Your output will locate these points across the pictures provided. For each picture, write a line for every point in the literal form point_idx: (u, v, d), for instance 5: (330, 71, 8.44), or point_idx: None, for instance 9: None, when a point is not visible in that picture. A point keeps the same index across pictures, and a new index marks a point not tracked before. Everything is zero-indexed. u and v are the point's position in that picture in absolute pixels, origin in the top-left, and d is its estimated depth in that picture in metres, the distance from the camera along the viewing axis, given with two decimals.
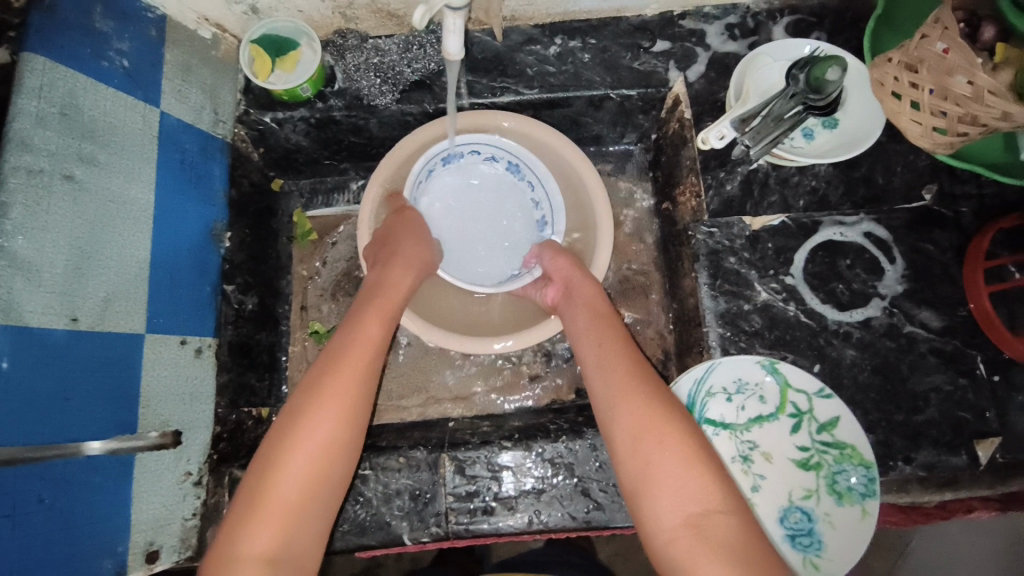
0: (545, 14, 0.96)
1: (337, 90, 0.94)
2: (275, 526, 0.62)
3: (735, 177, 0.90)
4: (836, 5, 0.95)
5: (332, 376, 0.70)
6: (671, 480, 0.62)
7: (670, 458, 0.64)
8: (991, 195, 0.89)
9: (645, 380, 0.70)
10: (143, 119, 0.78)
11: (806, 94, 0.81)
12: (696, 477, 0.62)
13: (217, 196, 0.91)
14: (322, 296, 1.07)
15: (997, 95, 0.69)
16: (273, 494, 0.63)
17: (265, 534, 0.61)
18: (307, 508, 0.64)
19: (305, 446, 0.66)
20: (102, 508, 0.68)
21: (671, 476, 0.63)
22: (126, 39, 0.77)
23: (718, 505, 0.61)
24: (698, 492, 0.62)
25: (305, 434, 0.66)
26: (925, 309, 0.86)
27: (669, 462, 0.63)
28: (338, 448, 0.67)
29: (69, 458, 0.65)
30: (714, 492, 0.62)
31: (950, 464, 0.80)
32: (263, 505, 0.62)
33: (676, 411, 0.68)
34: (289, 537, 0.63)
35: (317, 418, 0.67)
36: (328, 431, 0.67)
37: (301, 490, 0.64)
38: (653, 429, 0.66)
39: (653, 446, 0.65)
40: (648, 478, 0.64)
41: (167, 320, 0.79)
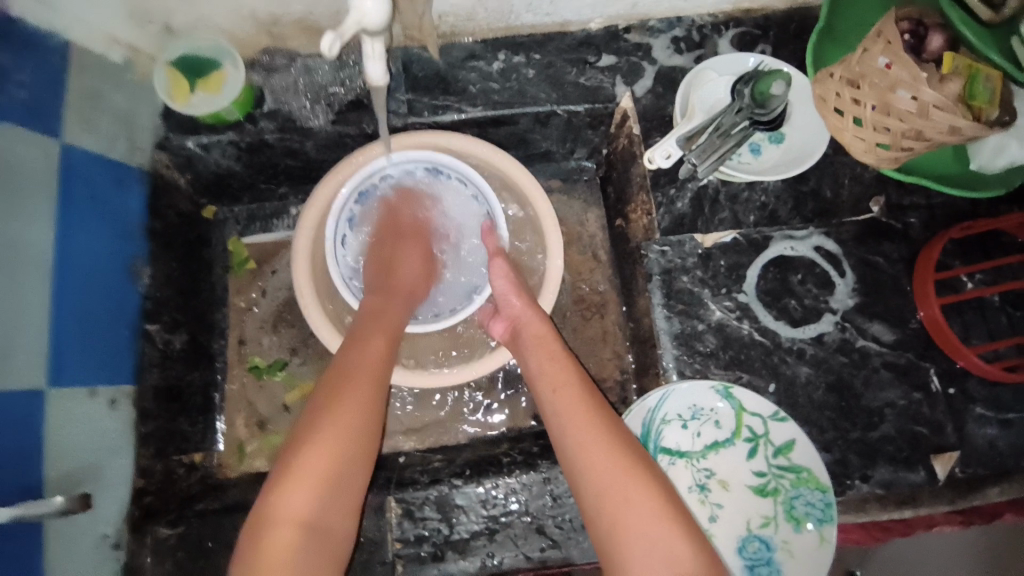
0: (486, 29, 0.92)
1: (268, 112, 0.88)
2: (313, 487, 0.59)
3: (685, 195, 0.87)
4: (780, 17, 0.95)
5: (339, 388, 0.66)
6: (640, 544, 0.58)
7: (635, 517, 0.59)
8: (939, 206, 0.89)
9: (610, 429, 0.66)
10: (43, 153, 0.71)
11: (753, 108, 0.83)
12: (664, 540, 0.58)
13: (134, 231, 0.84)
14: (262, 328, 1.01)
15: (942, 110, 0.69)
16: (306, 461, 0.60)
17: (301, 495, 0.58)
18: (343, 479, 0.61)
19: (337, 421, 0.63)
20: None
21: (637, 532, 0.58)
22: (26, 68, 0.70)
23: (688, 565, 0.57)
24: (667, 549, 0.57)
25: (336, 409, 0.64)
26: (877, 323, 0.85)
27: (636, 517, 0.59)
28: (368, 426, 0.65)
29: None
30: (682, 549, 0.57)
31: (907, 480, 0.80)
32: (299, 470, 0.59)
33: (641, 464, 0.63)
34: (324, 505, 0.59)
35: (346, 399, 0.65)
36: (359, 411, 0.65)
37: (336, 458, 0.61)
38: (618, 480, 0.61)
39: (618, 499, 0.60)
40: (616, 530, 0.59)
41: (75, 371, 0.73)
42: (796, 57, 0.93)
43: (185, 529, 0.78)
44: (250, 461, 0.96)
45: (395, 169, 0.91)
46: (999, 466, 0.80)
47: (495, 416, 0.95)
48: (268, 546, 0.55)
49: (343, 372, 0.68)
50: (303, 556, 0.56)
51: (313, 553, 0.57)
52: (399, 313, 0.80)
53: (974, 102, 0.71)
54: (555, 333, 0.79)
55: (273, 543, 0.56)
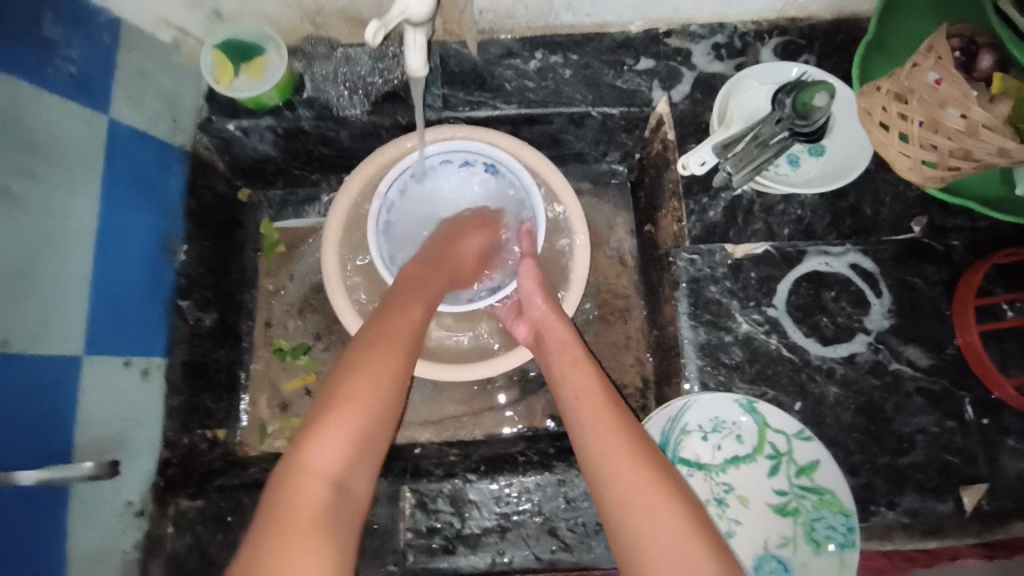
0: (526, 27, 0.92)
1: (306, 100, 0.90)
2: (344, 442, 0.57)
3: (719, 204, 0.86)
4: (827, 28, 0.92)
5: (377, 349, 0.64)
6: (665, 557, 0.56)
7: (655, 529, 0.58)
8: (984, 229, 0.86)
9: (631, 437, 0.65)
10: (90, 129, 0.73)
11: (793, 119, 0.81)
12: (687, 554, 0.56)
13: (172, 208, 0.86)
14: (287, 311, 1.02)
15: (992, 130, 0.66)
16: (336, 415, 0.58)
17: (333, 448, 0.56)
18: (370, 440, 0.59)
19: (371, 378, 0.61)
20: (37, 540, 0.62)
21: (661, 545, 0.57)
22: (76, 44, 0.72)
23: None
24: (692, 567, 0.55)
25: (370, 367, 0.62)
26: (912, 346, 0.82)
27: (656, 529, 0.58)
28: (396, 390, 0.63)
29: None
30: (709, 567, 0.55)
31: (936, 511, 0.77)
32: (331, 425, 0.57)
33: (664, 472, 0.62)
34: (353, 463, 0.56)
35: (379, 360, 0.63)
36: (390, 372, 0.63)
37: (368, 416, 0.59)
38: (644, 492, 0.60)
39: (639, 514, 0.59)
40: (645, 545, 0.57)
41: (109, 341, 0.74)
42: (840, 70, 0.91)
43: (205, 503, 0.80)
44: (270, 440, 0.97)
45: (458, 154, 0.92)
46: None
47: (513, 414, 0.95)
48: (296, 497, 0.52)
49: (377, 332, 0.67)
50: (331, 512, 0.53)
51: (341, 512, 0.54)
52: (436, 286, 0.77)
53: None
54: (578, 340, 0.78)
55: (301, 496, 0.53)
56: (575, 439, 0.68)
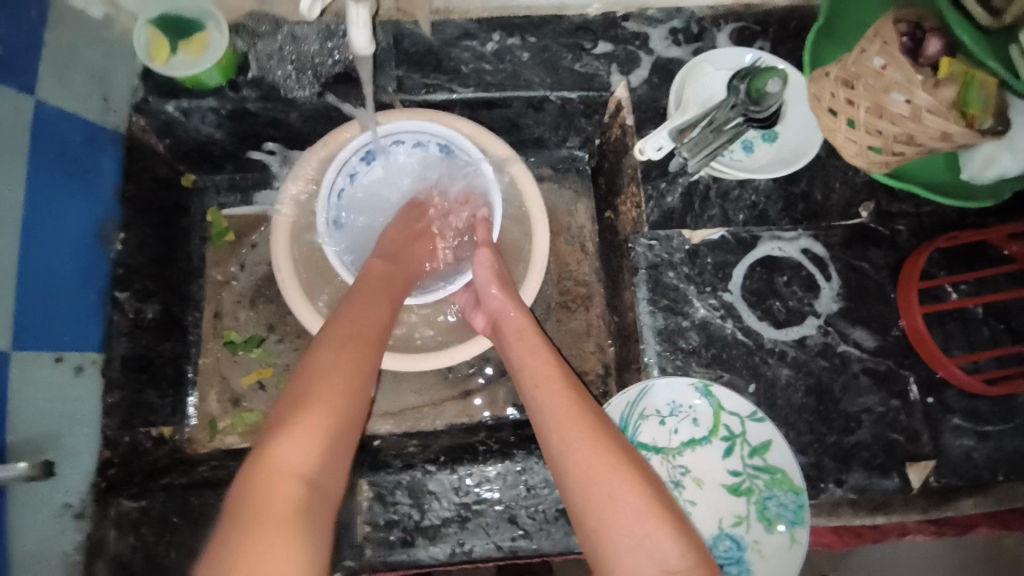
0: (482, 7, 0.90)
1: (252, 80, 0.85)
2: (314, 440, 0.56)
3: (676, 189, 0.87)
4: (780, 14, 0.93)
5: (347, 342, 0.65)
6: (626, 540, 0.56)
7: (620, 513, 0.58)
8: (927, 214, 0.89)
9: (592, 421, 0.65)
10: (17, 107, 0.68)
11: (747, 105, 0.81)
12: (651, 535, 0.56)
13: (107, 194, 0.81)
14: (239, 303, 0.98)
15: (935, 115, 0.68)
16: (310, 410, 0.58)
17: (303, 443, 0.55)
18: (341, 440, 0.58)
19: (339, 380, 0.61)
20: None
21: (625, 527, 0.57)
22: (1, 20, 0.67)
23: (677, 566, 0.55)
24: (654, 545, 0.55)
25: (336, 368, 0.62)
26: (859, 328, 0.85)
27: (620, 513, 0.58)
28: (366, 391, 0.63)
29: None
30: (670, 548, 0.55)
31: (881, 487, 0.80)
32: (298, 422, 0.57)
33: (628, 456, 0.62)
34: (324, 457, 0.56)
35: (348, 356, 0.64)
36: (357, 371, 0.63)
37: (336, 413, 0.59)
38: (603, 477, 0.60)
39: (601, 495, 0.59)
40: (609, 529, 0.57)
41: (41, 335, 0.70)
42: (794, 57, 0.92)
43: (149, 502, 0.76)
44: (220, 437, 0.93)
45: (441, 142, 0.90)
46: (973, 478, 0.81)
47: (474, 403, 0.94)
48: (268, 497, 0.50)
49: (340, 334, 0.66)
50: (305, 510, 0.51)
51: (315, 510, 0.52)
52: (401, 280, 0.79)
53: (968, 109, 0.69)
54: (536, 327, 0.77)
55: (273, 494, 0.51)
56: (534, 425, 0.68)
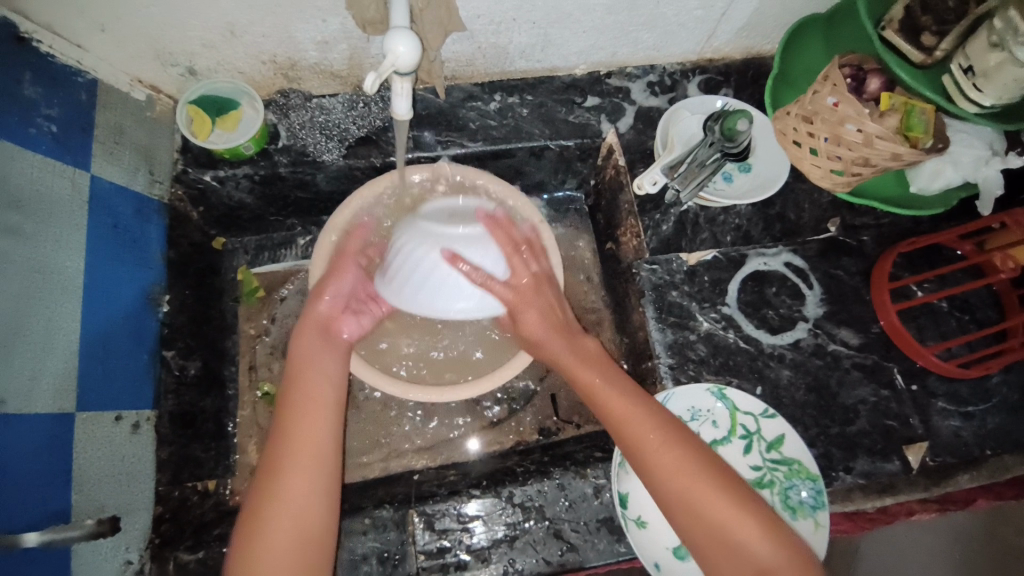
0: (485, 73, 1.02)
1: (282, 147, 0.94)
2: (288, 510, 0.67)
3: (669, 219, 0.98)
4: (739, 65, 1.09)
5: (296, 405, 0.74)
6: (741, 554, 0.64)
7: (733, 530, 0.65)
8: (887, 224, 1.01)
9: (680, 443, 0.70)
10: (73, 184, 0.75)
11: (723, 143, 0.91)
12: (762, 548, 0.64)
13: (153, 259, 0.87)
14: (271, 355, 1.01)
15: (884, 140, 0.80)
16: (279, 487, 0.68)
17: (273, 523, 0.66)
18: (307, 498, 0.68)
19: (300, 507, 0.67)
20: None
21: (723, 534, 0.65)
22: (55, 104, 0.75)
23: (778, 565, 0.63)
24: (750, 552, 0.64)
25: (289, 440, 0.71)
26: (844, 328, 0.95)
27: (731, 527, 0.65)
28: (326, 439, 0.72)
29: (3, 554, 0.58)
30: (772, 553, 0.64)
31: (885, 470, 0.88)
32: (264, 505, 0.67)
33: (717, 470, 0.69)
34: (303, 514, 0.67)
35: (301, 422, 0.72)
36: (314, 431, 0.72)
37: (299, 480, 0.68)
38: (708, 501, 0.66)
39: (710, 521, 0.66)
40: (712, 534, 0.65)
41: (100, 396, 0.73)
42: (756, 99, 1.07)
43: (206, 553, 0.77)
44: None
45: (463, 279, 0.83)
46: (964, 454, 0.90)
47: (503, 430, 0.99)
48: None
49: (278, 445, 0.71)
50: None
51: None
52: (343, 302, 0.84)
53: (912, 133, 0.82)
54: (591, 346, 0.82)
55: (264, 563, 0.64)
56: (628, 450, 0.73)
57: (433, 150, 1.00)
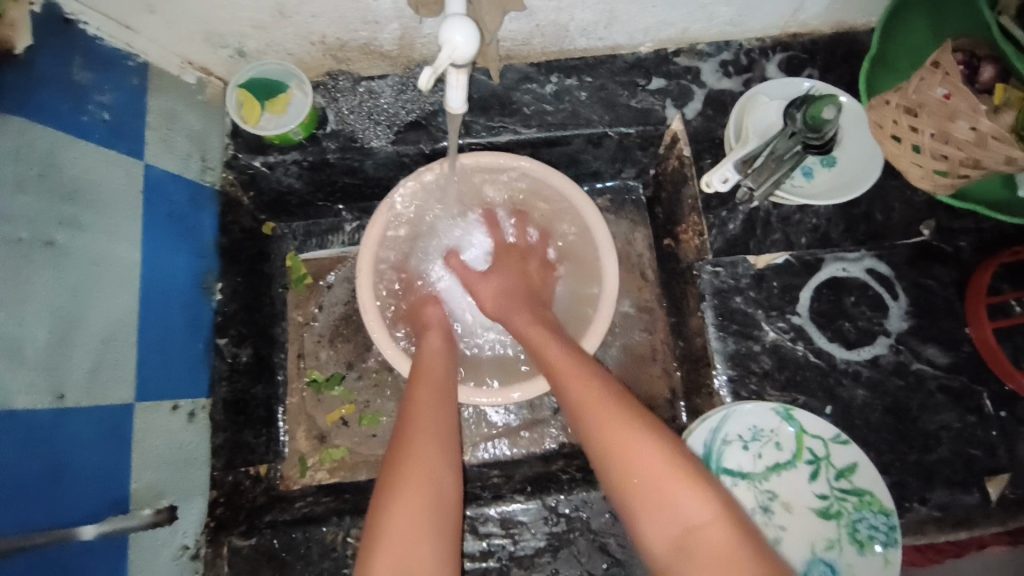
0: (541, 53, 0.95)
1: (330, 132, 0.91)
2: (425, 467, 0.65)
3: (737, 217, 0.90)
4: (827, 42, 0.97)
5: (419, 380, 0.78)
6: (664, 502, 0.58)
7: (648, 474, 0.59)
8: (990, 229, 0.90)
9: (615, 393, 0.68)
10: (129, 174, 0.74)
11: (805, 133, 0.80)
12: (682, 494, 0.57)
13: (207, 248, 0.87)
14: (318, 343, 1.02)
15: (1000, 141, 0.68)
16: (414, 445, 0.67)
17: (413, 479, 0.64)
18: (441, 459, 0.67)
19: (420, 492, 0.63)
20: None
21: (648, 476, 0.59)
22: (107, 89, 0.73)
23: (696, 520, 0.56)
24: (671, 504, 0.57)
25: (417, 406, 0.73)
26: (931, 346, 0.86)
27: (644, 471, 0.59)
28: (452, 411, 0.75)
29: (63, 544, 0.60)
30: (695, 510, 0.56)
31: (964, 503, 0.80)
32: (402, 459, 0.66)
33: (640, 419, 0.64)
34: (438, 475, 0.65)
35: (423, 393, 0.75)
36: (443, 403, 0.74)
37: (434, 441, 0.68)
38: (619, 436, 0.62)
39: (621, 455, 0.61)
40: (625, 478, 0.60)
41: (159, 385, 0.75)
42: (845, 82, 0.96)
43: (258, 539, 0.79)
44: (311, 473, 0.96)
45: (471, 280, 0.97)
46: None
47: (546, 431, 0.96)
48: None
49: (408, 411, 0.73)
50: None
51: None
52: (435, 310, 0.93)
53: None
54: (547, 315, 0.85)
55: (402, 515, 0.60)
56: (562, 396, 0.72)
57: (484, 137, 0.95)
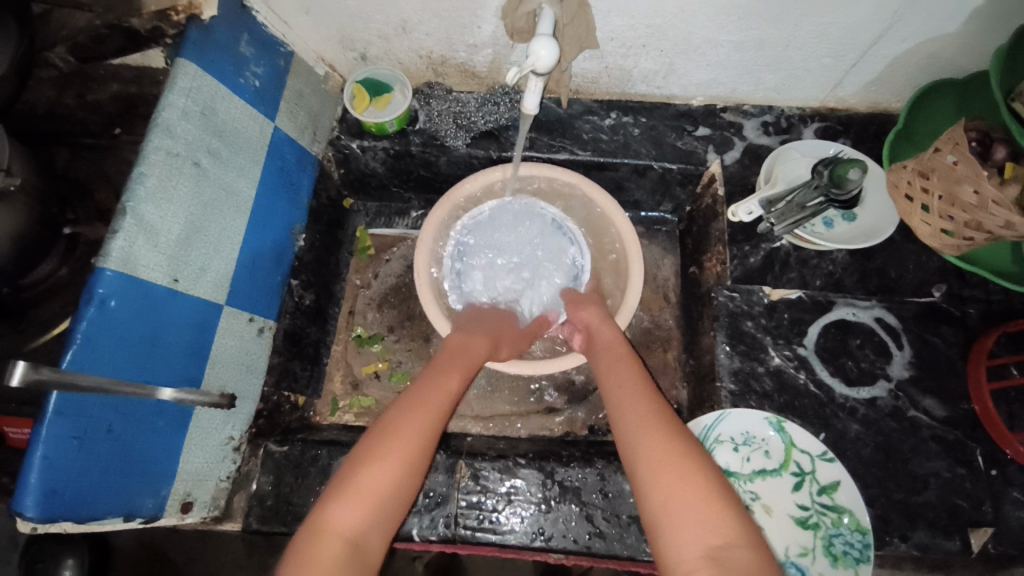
0: (606, 92, 1.11)
1: (418, 130, 1.09)
2: (420, 432, 0.72)
3: (759, 252, 1.00)
4: (862, 119, 1.09)
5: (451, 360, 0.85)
6: (692, 515, 0.61)
7: (687, 494, 0.62)
8: (998, 301, 0.96)
9: (662, 419, 0.72)
10: (260, 128, 0.93)
11: (828, 188, 0.90)
12: (715, 511, 0.60)
13: (301, 202, 1.04)
14: (369, 304, 1.16)
15: (1000, 206, 0.77)
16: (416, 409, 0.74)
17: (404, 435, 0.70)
18: (431, 428, 0.73)
19: (410, 448, 0.70)
20: (156, 450, 0.75)
21: (665, 493, 0.63)
22: (261, 64, 0.93)
23: (734, 538, 0.59)
24: (699, 522, 0.60)
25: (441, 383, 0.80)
26: (929, 397, 0.91)
27: (684, 489, 0.63)
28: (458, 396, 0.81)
29: (142, 400, 0.72)
30: (734, 529, 0.59)
31: (943, 547, 0.83)
32: (406, 414, 0.73)
33: (681, 438, 0.69)
34: (423, 436, 0.72)
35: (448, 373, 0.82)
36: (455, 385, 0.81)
37: (433, 411, 0.75)
38: (668, 460, 0.66)
39: (659, 471, 0.65)
40: (666, 493, 0.63)
41: (242, 299, 0.90)
42: (873, 154, 1.07)
43: (289, 449, 0.91)
44: (339, 413, 1.08)
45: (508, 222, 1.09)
46: None
47: (555, 418, 1.05)
48: (317, 553, 0.58)
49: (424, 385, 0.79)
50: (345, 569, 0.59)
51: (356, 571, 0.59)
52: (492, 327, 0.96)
53: None
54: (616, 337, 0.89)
55: (390, 461, 0.67)
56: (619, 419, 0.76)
57: (545, 154, 1.10)
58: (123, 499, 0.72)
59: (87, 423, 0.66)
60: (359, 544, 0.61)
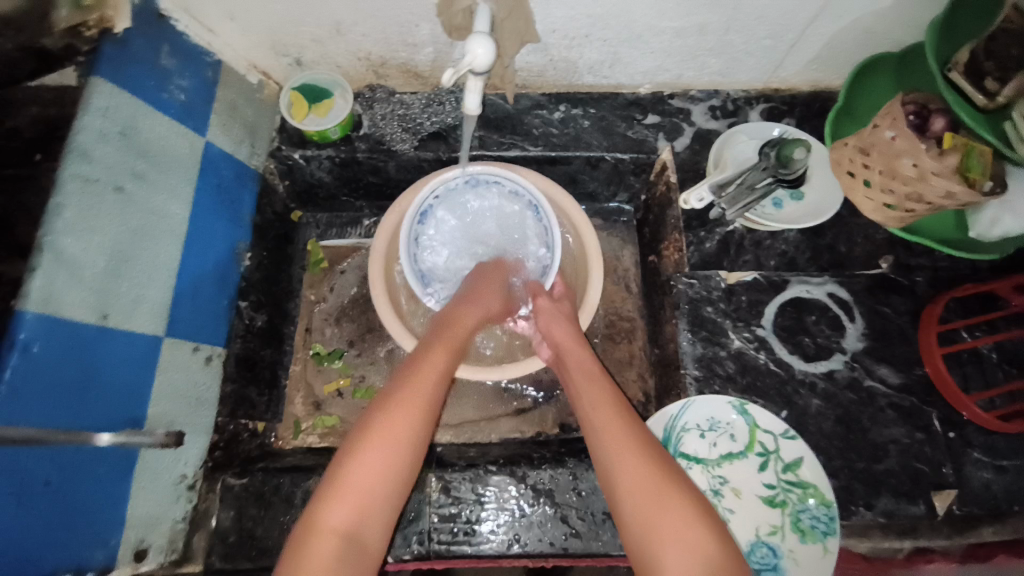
0: (553, 85, 1.09)
1: (362, 135, 1.05)
2: (416, 416, 0.71)
3: (714, 237, 1.01)
4: (804, 98, 1.11)
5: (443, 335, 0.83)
6: (672, 530, 0.63)
7: (667, 512, 0.64)
8: (944, 268, 0.99)
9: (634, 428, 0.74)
10: (190, 144, 0.88)
11: (777, 168, 0.93)
12: (692, 528, 0.63)
13: (244, 219, 0.99)
14: (326, 319, 1.12)
15: (940, 177, 0.79)
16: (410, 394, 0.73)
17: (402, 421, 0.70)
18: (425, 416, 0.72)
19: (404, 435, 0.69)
20: (102, 497, 0.70)
21: (645, 508, 0.65)
22: (186, 76, 0.88)
23: (710, 553, 0.61)
24: (678, 537, 0.62)
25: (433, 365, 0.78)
26: (884, 366, 0.94)
27: (666, 506, 0.65)
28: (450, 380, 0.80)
29: (80, 446, 0.68)
30: (711, 545, 0.62)
31: (908, 512, 0.86)
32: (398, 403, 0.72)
33: (650, 449, 0.71)
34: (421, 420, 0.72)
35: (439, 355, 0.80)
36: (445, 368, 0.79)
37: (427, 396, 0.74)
38: (650, 479, 0.67)
39: (637, 483, 0.67)
40: (644, 508, 0.65)
41: (184, 327, 0.85)
42: (817, 132, 1.08)
43: (249, 480, 0.89)
44: (304, 435, 1.05)
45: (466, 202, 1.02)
46: (993, 508, 0.87)
47: (526, 419, 1.04)
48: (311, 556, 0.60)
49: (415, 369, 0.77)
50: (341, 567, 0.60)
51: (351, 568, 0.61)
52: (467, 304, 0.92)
53: (969, 173, 0.79)
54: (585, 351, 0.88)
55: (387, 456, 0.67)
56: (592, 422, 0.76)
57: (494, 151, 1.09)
58: (67, 553, 0.67)
59: (20, 479, 0.61)
60: (354, 546, 0.63)
